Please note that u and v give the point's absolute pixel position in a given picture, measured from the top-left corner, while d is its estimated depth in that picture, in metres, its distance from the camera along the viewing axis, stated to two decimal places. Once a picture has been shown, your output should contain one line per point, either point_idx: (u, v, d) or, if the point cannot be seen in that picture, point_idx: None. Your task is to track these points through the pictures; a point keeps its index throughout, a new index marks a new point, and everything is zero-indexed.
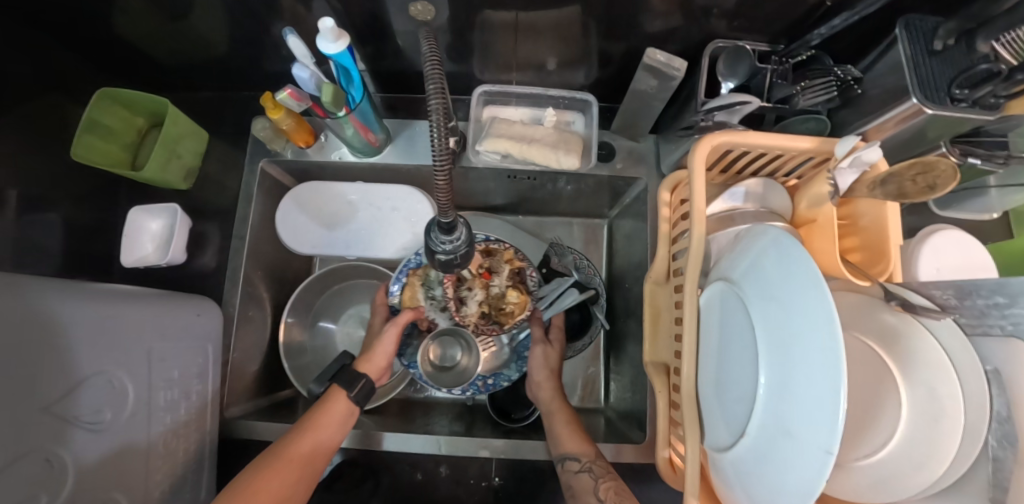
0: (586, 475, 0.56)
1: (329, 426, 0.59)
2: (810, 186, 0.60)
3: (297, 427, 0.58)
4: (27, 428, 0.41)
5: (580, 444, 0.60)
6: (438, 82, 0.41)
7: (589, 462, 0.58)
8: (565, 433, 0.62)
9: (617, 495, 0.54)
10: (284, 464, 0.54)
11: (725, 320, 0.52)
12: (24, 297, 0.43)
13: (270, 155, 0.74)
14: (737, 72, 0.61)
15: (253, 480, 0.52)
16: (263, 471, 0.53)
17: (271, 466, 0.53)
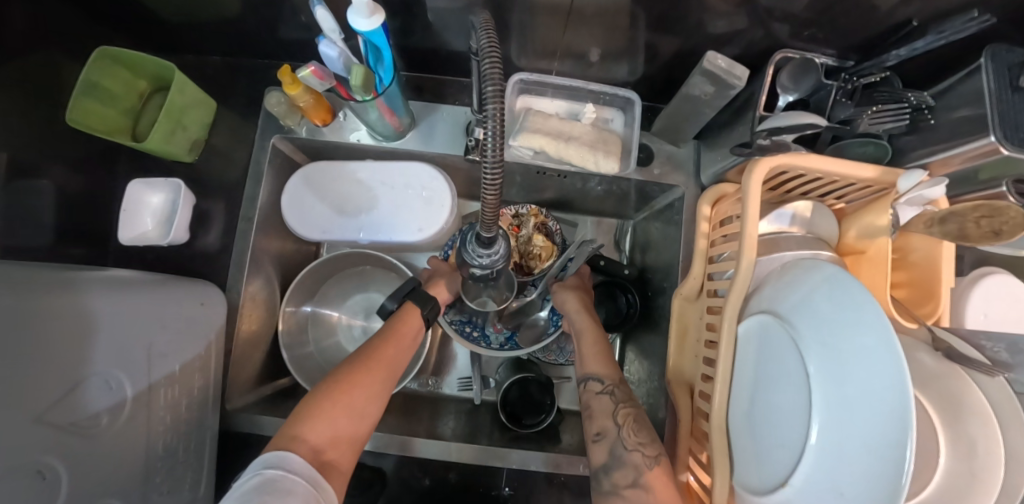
0: (607, 397, 0.58)
1: (408, 334, 0.61)
2: (862, 215, 0.57)
3: (381, 331, 0.61)
4: (17, 439, 0.39)
5: (608, 366, 0.60)
6: (495, 84, 0.35)
7: (613, 386, 0.58)
8: (592, 352, 0.62)
9: (635, 422, 0.55)
10: (372, 361, 0.56)
11: (762, 350, 0.51)
12: (14, 298, 0.40)
13: (283, 131, 0.69)
14: (796, 87, 0.57)
15: (343, 376, 0.54)
16: (353, 368, 0.55)
17: (361, 364, 0.56)
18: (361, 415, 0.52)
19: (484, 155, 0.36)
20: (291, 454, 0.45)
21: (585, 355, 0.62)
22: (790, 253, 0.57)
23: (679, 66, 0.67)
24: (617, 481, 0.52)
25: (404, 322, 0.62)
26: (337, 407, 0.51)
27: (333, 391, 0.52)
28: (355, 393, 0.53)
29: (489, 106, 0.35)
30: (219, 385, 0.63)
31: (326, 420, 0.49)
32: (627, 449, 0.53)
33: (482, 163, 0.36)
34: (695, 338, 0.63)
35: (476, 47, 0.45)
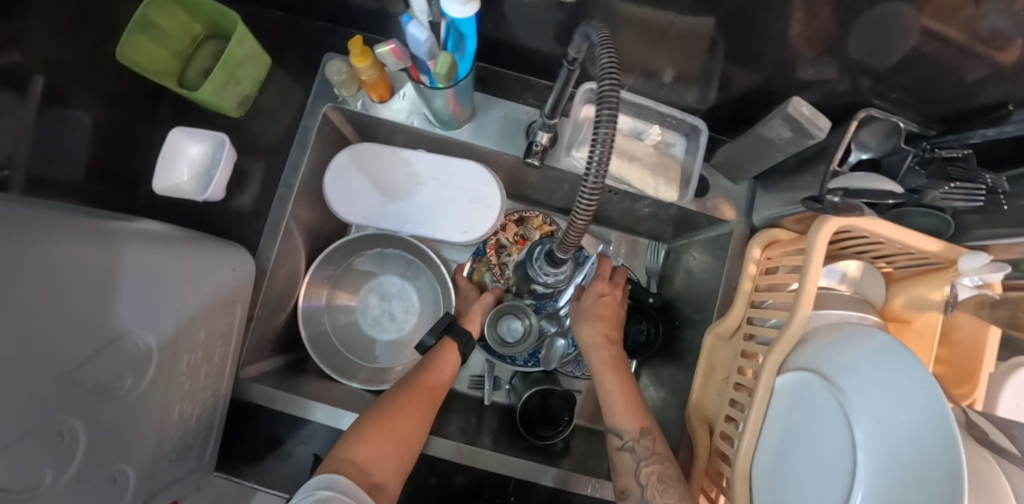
0: (628, 454, 0.57)
1: (448, 365, 0.65)
2: (913, 285, 0.57)
3: (422, 362, 0.64)
4: (40, 398, 0.36)
5: (634, 420, 0.59)
6: (611, 108, 0.34)
7: (632, 442, 0.57)
8: (614, 405, 0.60)
9: (660, 483, 0.54)
10: (416, 390, 0.59)
11: (794, 406, 0.50)
12: (62, 249, 0.37)
13: (336, 101, 0.66)
14: (871, 146, 0.57)
15: (389, 402, 0.57)
16: (399, 395, 0.58)
17: (403, 391, 0.59)
18: (405, 441, 0.55)
19: (585, 180, 0.35)
20: (338, 475, 0.47)
21: (607, 401, 0.62)
22: (837, 312, 0.56)
23: (753, 100, 0.66)
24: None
25: (444, 358, 0.65)
26: (382, 432, 0.54)
27: (379, 418, 0.55)
28: (400, 419, 0.55)
29: (601, 128, 0.34)
30: (236, 353, 0.61)
31: (373, 446, 0.52)
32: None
33: (582, 185, 0.35)
34: (723, 378, 0.63)
35: (575, 56, 0.44)
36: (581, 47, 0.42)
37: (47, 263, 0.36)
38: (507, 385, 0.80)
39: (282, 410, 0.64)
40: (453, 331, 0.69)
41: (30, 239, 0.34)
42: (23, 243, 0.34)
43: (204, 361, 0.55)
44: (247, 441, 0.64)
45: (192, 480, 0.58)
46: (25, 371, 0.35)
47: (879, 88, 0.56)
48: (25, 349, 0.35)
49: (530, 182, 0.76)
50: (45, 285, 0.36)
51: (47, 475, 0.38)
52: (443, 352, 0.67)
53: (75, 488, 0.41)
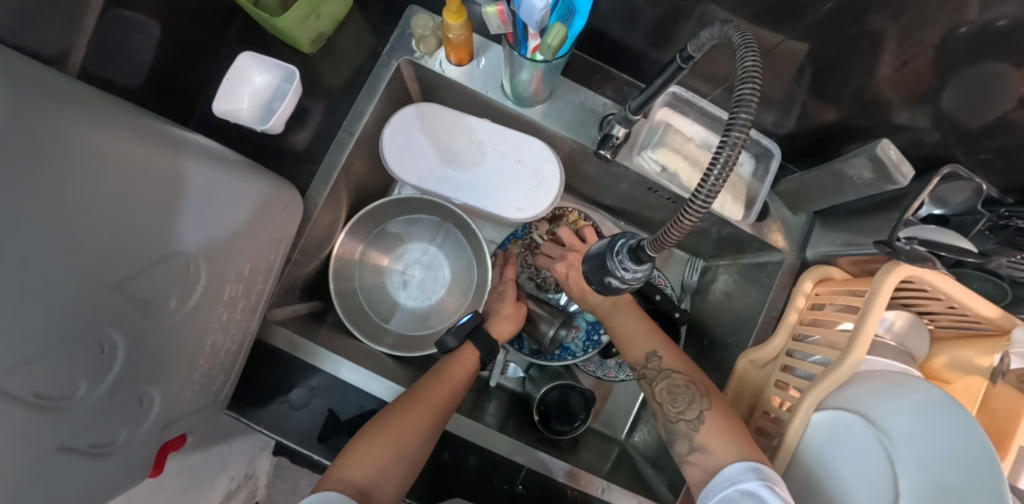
0: (645, 382, 0.62)
1: (457, 373, 0.62)
2: (959, 347, 0.57)
3: (433, 373, 0.61)
4: (87, 304, 0.34)
5: (644, 342, 0.65)
6: (748, 114, 0.32)
7: (643, 368, 0.63)
8: (629, 337, 0.66)
9: (670, 393, 0.58)
10: (420, 405, 0.56)
11: (829, 441, 0.51)
12: (127, 146, 0.35)
13: (413, 56, 0.64)
14: (948, 203, 0.56)
15: (390, 415, 0.55)
16: (402, 407, 0.55)
17: (403, 404, 0.56)
18: (403, 459, 0.52)
19: (699, 187, 0.33)
20: (333, 494, 0.45)
21: (620, 340, 0.67)
22: (882, 360, 0.56)
23: (831, 134, 0.66)
24: (680, 451, 0.55)
25: (453, 372, 0.62)
26: (381, 446, 0.52)
27: (380, 431, 0.53)
28: (401, 435, 0.53)
29: (733, 130, 0.32)
30: (269, 293, 0.60)
31: (371, 461, 0.51)
32: (674, 422, 0.57)
33: (694, 193, 0.33)
34: (750, 405, 0.64)
35: (692, 54, 0.42)
36: (702, 47, 0.40)
37: (111, 158, 0.33)
38: (523, 374, 0.81)
39: (302, 359, 0.62)
40: (477, 336, 0.67)
41: (89, 124, 0.32)
42: (81, 128, 0.31)
43: (242, 295, 0.53)
44: (261, 383, 0.62)
45: (202, 414, 0.56)
46: (77, 268, 0.33)
47: (967, 145, 0.56)
48: (77, 243, 0.32)
49: (587, 175, 0.75)
50: (108, 182, 0.33)
51: (82, 386, 0.36)
52: (455, 363, 0.63)
53: (106, 402, 0.39)
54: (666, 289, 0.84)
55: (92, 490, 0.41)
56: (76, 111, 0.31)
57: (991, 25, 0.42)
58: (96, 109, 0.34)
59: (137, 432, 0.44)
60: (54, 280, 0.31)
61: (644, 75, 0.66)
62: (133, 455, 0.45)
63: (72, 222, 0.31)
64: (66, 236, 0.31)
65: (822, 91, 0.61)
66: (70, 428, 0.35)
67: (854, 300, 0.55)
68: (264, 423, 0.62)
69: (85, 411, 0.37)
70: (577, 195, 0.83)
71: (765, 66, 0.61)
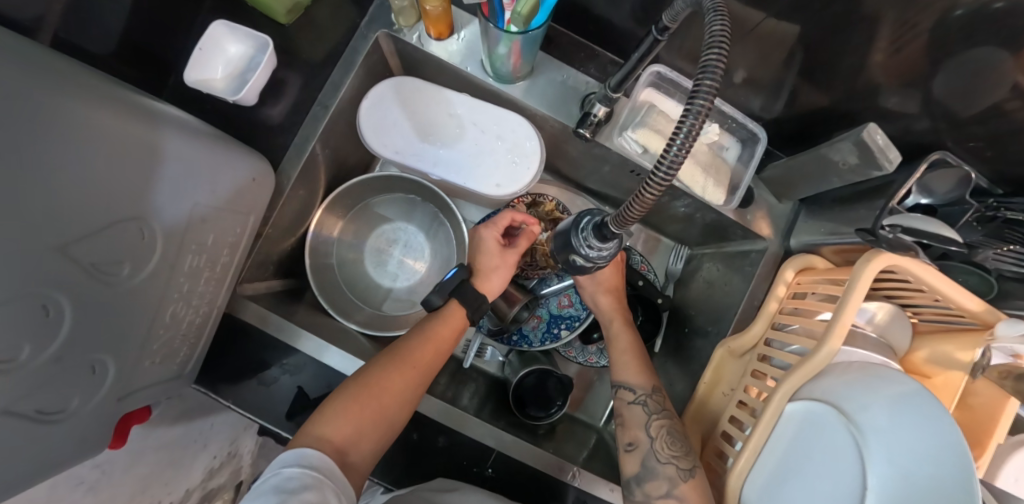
0: (639, 407, 0.60)
1: (444, 332, 0.60)
2: (940, 341, 0.55)
3: (420, 329, 0.60)
4: (32, 267, 0.33)
5: (642, 371, 0.63)
6: (713, 80, 0.30)
7: (644, 397, 0.61)
8: (624, 363, 0.64)
9: (669, 435, 0.57)
10: (404, 366, 0.55)
11: (802, 434, 0.49)
12: (68, 102, 0.33)
13: (392, 29, 0.62)
14: (934, 191, 0.53)
15: (373, 373, 0.53)
16: (385, 366, 0.54)
17: (390, 364, 0.55)
18: (383, 422, 0.52)
19: (659, 161, 0.31)
20: (308, 451, 0.46)
21: (619, 361, 0.65)
22: (861, 351, 0.54)
23: (819, 120, 0.64)
24: (650, 492, 0.55)
25: (439, 332, 0.60)
26: (360, 408, 0.51)
27: (358, 390, 0.52)
28: (385, 397, 0.52)
29: (697, 99, 0.30)
30: (238, 266, 0.59)
31: (351, 422, 0.50)
32: (660, 461, 0.56)
33: (654, 168, 0.31)
34: (725, 394, 0.62)
35: (667, 25, 0.40)
36: (677, 17, 0.38)
37: (54, 112, 0.32)
38: (502, 358, 0.80)
39: (272, 334, 0.61)
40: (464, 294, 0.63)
41: (26, 76, 0.30)
42: (22, 80, 0.30)
43: (206, 267, 0.52)
44: (231, 357, 0.61)
45: (166, 387, 0.55)
46: (18, 228, 0.31)
47: (955, 133, 0.54)
48: (20, 200, 0.30)
49: (570, 156, 0.73)
50: (52, 138, 0.32)
51: (28, 350, 0.34)
52: (443, 323, 0.61)
53: (55, 368, 0.38)
54: (649, 275, 0.83)
55: (45, 457, 0.40)
56: (12, 62, 0.30)
57: (987, 8, 0.41)
58: (35, 62, 0.32)
59: (91, 400, 0.44)
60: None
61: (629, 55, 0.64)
62: (90, 422, 0.45)
63: (19, 180, 0.30)
64: (10, 195, 0.30)
65: (812, 74, 0.59)
66: (16, 392, 0.34)
67: (834, 289, 0.54)
68: (233, 397, 0.61)
69: (32, 375, 0.35)
70: (562, 178, 0.82)
71: (754, 48, 0.59)
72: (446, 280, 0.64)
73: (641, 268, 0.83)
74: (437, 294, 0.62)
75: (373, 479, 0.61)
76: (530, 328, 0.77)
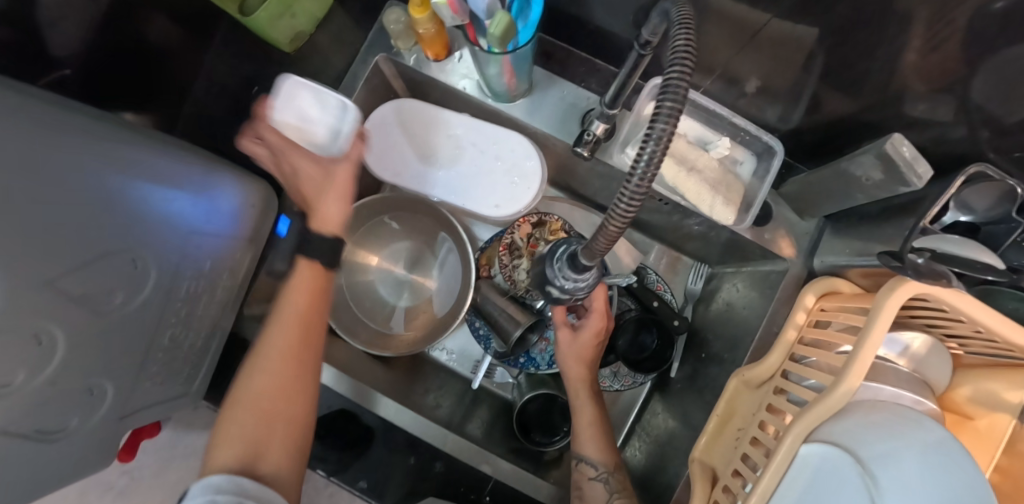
0: (601, 485, 0.57)
1: (313, 314, 0.52)
2: (986, 379, 0.49)
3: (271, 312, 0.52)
4: (22, 299, 0.35)
5: (600, 448, 0.58)
6: (675, 100, 0.27)
7: (607, 474, 0.57)
8: (587, 434, 0.59)
9: None
10: (272, 366, 0.49)
11: (818, 488, 0.44)
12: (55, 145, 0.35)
13: (391, 52, 0.62)
14: (974, 208, 0.48)
15: (247, 396, 0.48)
16: (251, 371, 0.49)
17: (252, 374, 0.49)
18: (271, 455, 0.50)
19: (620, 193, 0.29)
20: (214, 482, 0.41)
21: (579, 434, 0.59)
22: (889, 389, 0.48)
23: (846, 128, 0.59)
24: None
25: (292, 305, 0.51)
26: (246, 420, 0.46)
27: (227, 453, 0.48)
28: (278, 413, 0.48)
29: (658, 122, 0.28)
30: (243, 289, 0.61)
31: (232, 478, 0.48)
32: None
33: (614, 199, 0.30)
34: (739, 429, 0.57)
35: (648, 38, 0.38)
36: (657, 30, 0.36)
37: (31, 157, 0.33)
38: (513, 380, 0.77)
39: None
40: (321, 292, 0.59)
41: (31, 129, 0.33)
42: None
43: (206, 291, 0.55)
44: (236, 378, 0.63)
45: (174, 405, 0.58)
46: (6, 267, 0.33)
47: (998, 144, 0.48)
48: (9, 239, 0.32)
49: (577, 173, 0.71)
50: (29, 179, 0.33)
51: (20, 377, 0.37)
52: (302, 284, 0.53)
53: (48, 392, 0.40)
54: (665, 295, 0.79)
55: (36, 476, 0.42)
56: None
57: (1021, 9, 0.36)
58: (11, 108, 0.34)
59: (91, 421, 0.46)
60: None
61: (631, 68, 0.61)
62: (89, 441, 0.47)
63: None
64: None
65: (833, 80, 0.54)
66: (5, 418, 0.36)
67: (854, 318, 0.49)
68: None
69: (23, 401, 0.38)
70: (572, 195, 0.80)
71: (765, 54, 0.55)
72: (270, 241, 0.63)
73: (656, 287, 0.79)
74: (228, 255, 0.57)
75: None
76: (538, 351, 0.73)
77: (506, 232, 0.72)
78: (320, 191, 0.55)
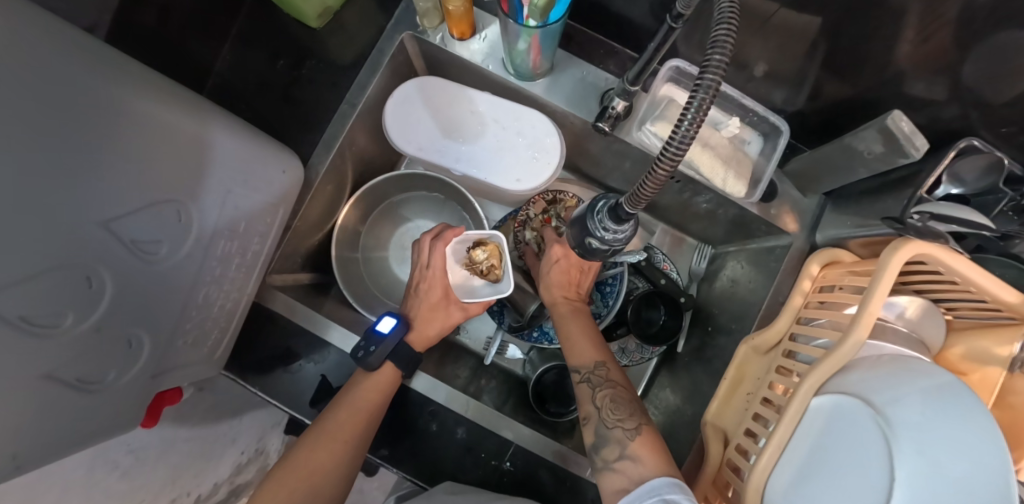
0: (586, 385, 0.59)
1: (366, 398, 0.58)
2: (979, 337, 0.53)
3: (346, 393, 0.59)
4: (80, 237, 0.36)
5: (588, 349, 0.60)
6: (722, 55, 0.31)
7: (589, 373, 0.59)
8: (573, 339, 0.62)
9: (612, 402, 0.56)
10: (320, 450, 0.56)
11: (828, 429, 0.47)
12: (118, 91, 0.36)
13: (417, 30, 0.64)
14: (966, 181, 0.52)
15: (292, 467, 0.55)
16: (310, 445, 0.56)
17: (310, 445, 0.56)
18: (316, 495, 0.55)
19: (669, 141, 0.32)
20: None
21: (567, 344, 0.62)
22: (890, 346, 0.52)
23: (847, 110, 0.63)
24: (606, 457, 0.53)
25: (347, 415, 0.57)
26: (282, 491, 0.53)
27: (285, 474, 0.54)
28: (310, 479, 0.55)
29: (707, 74, 0.31)
30: (267, 257, 0.62)
31: (279, 498, 0.53)
32: (609, 427, 0.55)
33: (665, 145, 0.32)
34: (748, 393, 0.60)
35: (682, 12, 0.40)
36: (691, 3, 0.38)
37: (101, 102, 0.34)
38: (523, 356, 0.80)
39: (300, 323, 0.64)
40: (396, 354, 0.62)
41: (100, 72, 0.34)
42: (74, 73, 0.32)
43: (235, 253, 0.56)
44: (258, 345, 0.63)
45: (199, 368, 0.58)
46: (67, 205, 0.34)
47: (990, 121, 0.52)
48: (72, 177, 0.33)
49: (591, 154, 0.74)
50: (98, 122, 0.34)
51: (69, 318, 0.37)
52: (367, 386, 0.59)
53: (92, 338, 0.40)
54: (671, 273, 0.83)
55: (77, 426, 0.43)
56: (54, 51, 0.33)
57: None
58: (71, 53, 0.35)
59: (126, 374, 0.47)
60: (41, 213, 0.32)
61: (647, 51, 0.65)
62: (122, 396, 0.48)
63: (66, 160, 0.33)
64: (61, 173, 0.32)
65: (835, 65, 0.58)
66: (57, 358, 0.37)
67: (860, 280, 0.53)
68: (260, 384, 0.63)
69: (73, 343, 0.38)
70: (583, 176, 0.83)
71: (773, 41, 0.59)
72: (374, 335, 0.62)
73: (663, 265, 0.82)
74: (368, 351, 0.60)
75: (396, 471, 0.62)
76: (552, 325, 0.75)
77: (521, 210, 0.75)
78: (437, 312, 0.66)
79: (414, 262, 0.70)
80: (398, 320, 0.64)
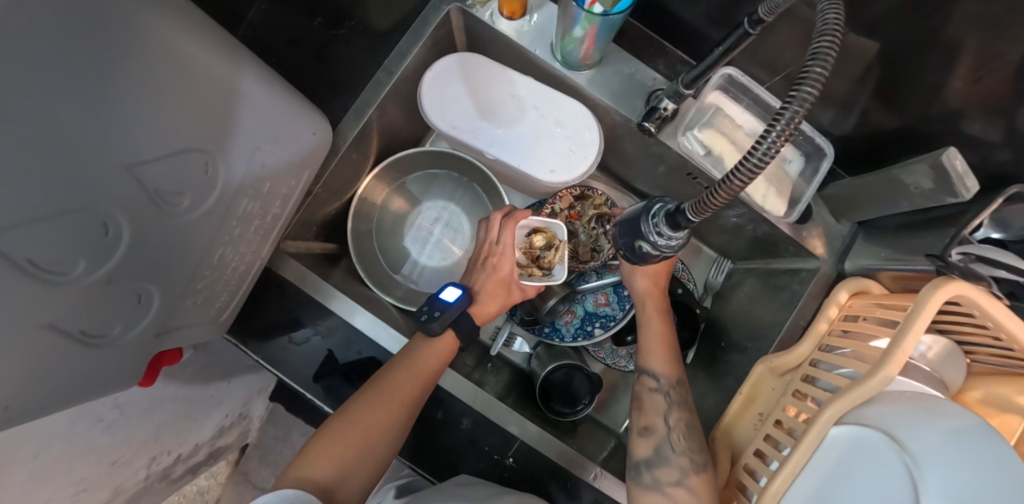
0: (661, 396, 0.60)
1: (428, 363, 0.57)
2: (999, 384, 0.53)
3: (405, 356, 0.57)
4: (103, 181, 0.33)
5: (671, 365, 0.62)
6: (822, 68, 0.29)
7: (667, 387, 0.61)
8: (655, 348, 0.63)
9: (687, 429, 0.58)
10: (381, 405, 0.54)
11: (849, 459, 0.46)
12: (159, 24, 0.33)
13: (465, 3, 0.61)
14: (1011, 226, 0.50)
15: (351, 422, 0.53)
16: (369, 400, 0.54)
17: (372, 400, 0.54)
18: (372, 452, 0.53)
19: (749, 153, 0.31)
20: None
21: (646, 345, 0.63)
22: (913, 383, 0.52)
23: (893, 141, 0.62)
24: (660, 479, 0.55)
25: (407, 376, 0.55)
26: (341, 445, 0.51)
27: (346, 427, 0.53)
28: (369, 435, 0.53)
29: (802, 87, 0.29)
30: (285, 222, 0.60)
31: (338, 452, 0.51)
32: (675, 451, 0.56)
33: (744, 158, 0.31)
34: (760, 414, 0.60)
35: (763, 18, 0.38)
36: (776, 9, 0.36)
37: (140, 33, 0.31)
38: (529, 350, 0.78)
39: (311, 294, 0.61)
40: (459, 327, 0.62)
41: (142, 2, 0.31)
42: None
43: (255, 214, 0.53)
44: (266, 312, 0.61)
45: (204, 329, 0.56)
46: (91, 143, 0.31)
47: None
48: (101, 113, 0.31)
49: (625, 154, 0.72)
50: (134, 55, 0.32)
51: (80, 266, 0.35)
52: (430, 350, 0.58)
53: (102, 289, 0.38)
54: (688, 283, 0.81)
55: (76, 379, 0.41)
56: None
57: None
58: None
59: (133, 329, 0.44)
60: (65, 150, 0.29)
61: (700, 56, 0.63)
62: (125, 352, 0.45)
63: (96, 94, 0.30)
64: (89, 107, 0.30)
65: (891, 93, 0.57)
66: (61, 308, 0.34)
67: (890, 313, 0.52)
68: (264, 352, 0.61)
69: (80, 292, 0.36)
70: (611, 176, 0.81)
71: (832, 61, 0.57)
72: (438, 302, 0.61)
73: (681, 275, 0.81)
74: (432, 316, 0.59)
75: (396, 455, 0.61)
76: (563, 322, 0.74)
77: (546, 202, 0.74)
78: (501, 289, 0.64)
79: (479, 239, 0.68)
80: (463, 291, 0.62)
